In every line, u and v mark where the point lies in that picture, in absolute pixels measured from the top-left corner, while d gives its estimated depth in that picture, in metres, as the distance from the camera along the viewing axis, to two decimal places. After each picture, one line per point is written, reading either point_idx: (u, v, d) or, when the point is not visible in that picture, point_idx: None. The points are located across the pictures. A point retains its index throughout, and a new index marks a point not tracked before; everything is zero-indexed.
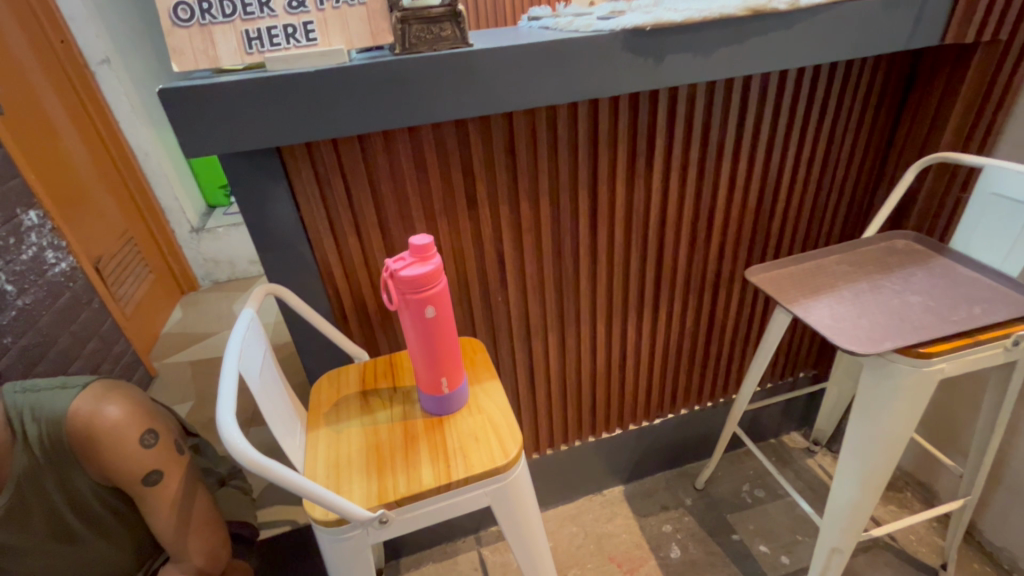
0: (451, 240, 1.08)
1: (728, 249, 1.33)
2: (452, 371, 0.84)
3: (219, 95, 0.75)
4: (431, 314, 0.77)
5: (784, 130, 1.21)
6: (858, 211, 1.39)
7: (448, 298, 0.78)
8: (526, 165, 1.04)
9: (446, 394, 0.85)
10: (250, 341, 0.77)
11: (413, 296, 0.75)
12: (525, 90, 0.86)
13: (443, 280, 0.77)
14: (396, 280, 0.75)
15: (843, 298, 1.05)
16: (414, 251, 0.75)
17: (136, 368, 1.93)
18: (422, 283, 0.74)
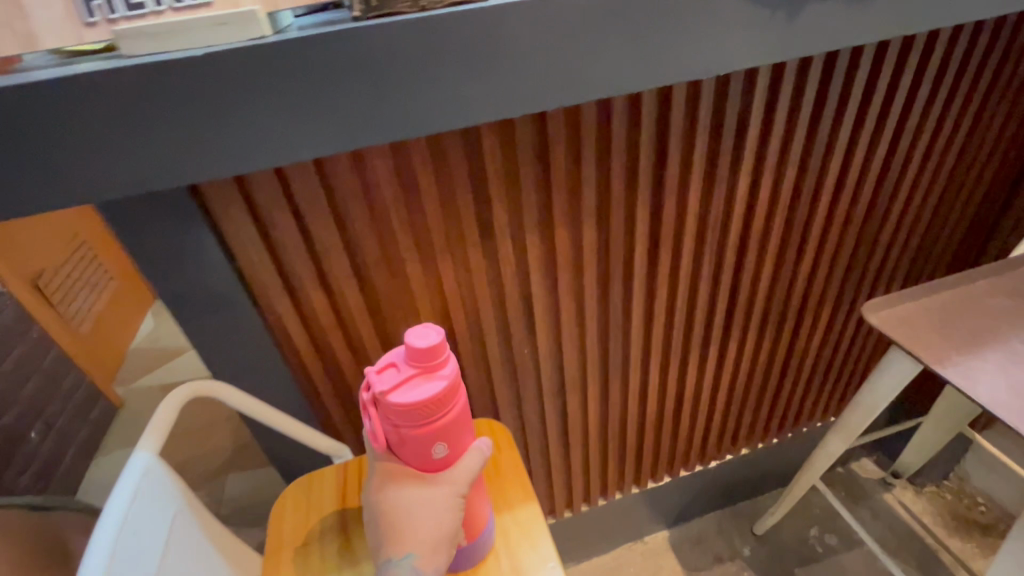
0: (458, 285, 0.77)
1: (824, 265, 1.01)
2: (473, 514, 0.61)
3: (51, 106, 0.44)
4: (442, 448, 0.55)
5: (922, 105, 0.87)
6: (992, 208, 1.07)
7: (466, 422, 0.57)
8: (565, 178, 0.71)
9: (464, 547, 0.62)
10: (139, 521, 0.49)
11: (416, 429, 0.54)
12: (579, 71, 0.53)
13: (458, 399, 0.55)
14: (387, 409, 0.52)
15: (1017, 353, 0.75)
16: (412, 362, 0.53)
17: (94, 401, 1.66)
18: (428, 410, 0.53)
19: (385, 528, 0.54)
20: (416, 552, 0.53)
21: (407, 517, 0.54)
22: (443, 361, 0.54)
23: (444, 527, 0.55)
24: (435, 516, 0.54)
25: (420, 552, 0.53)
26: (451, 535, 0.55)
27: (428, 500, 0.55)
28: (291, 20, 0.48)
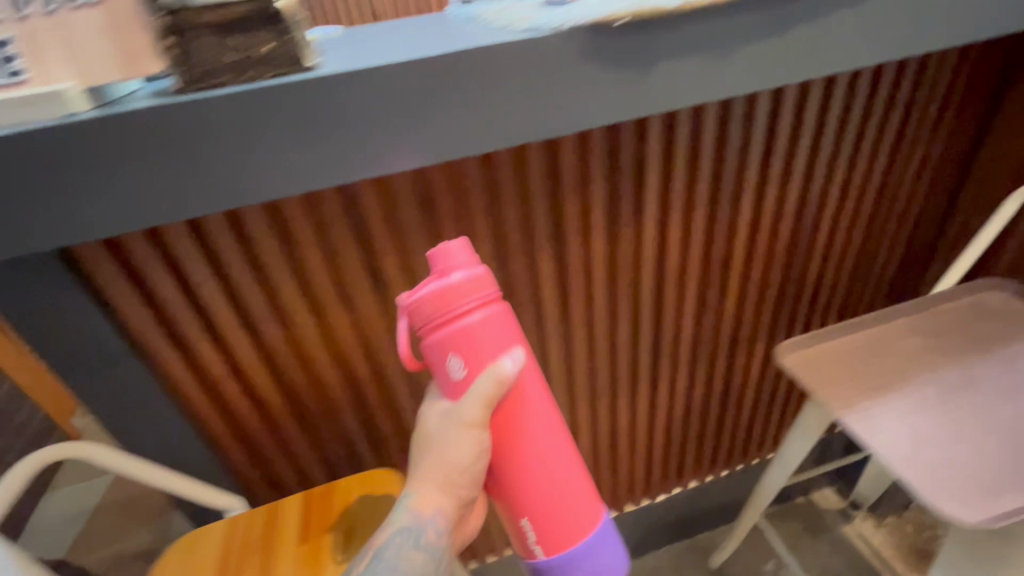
0: (355, 333, 0.76)
1: (751, 301, 0.98)
2: (544, 517, 0.60)
3: None
4: (457, 360, 0.54)
5: (831, 143, 0.84)
6: (928, 239, 1.04)
7: (501, 325, 0.55)
8: (452, 228, 0.70)
9: (543, 561, 0.62)
10: None
11: (432, 330, 0.54)
12: (419, 133, 0.50)
13: (478, 298, 0.54)
14: (406, 312, 0.54)
15: (926, 399, 0.72)
16: (438, 269, 0.55)
17: (51, 433, 1.66)
18: (435, 304, 0.53)
19: (416, 461, 0.58)
20: (416, 492, 0.56)
21: (428, 447, 0.56)
22: (460, 264, 0.54)
23: (457, 462, 0.55)
24: (444, 451, 0.55)
25: (419, 494, 0.56)
26: (461, 473, 0.56)
27: (444, 431, 0.55)
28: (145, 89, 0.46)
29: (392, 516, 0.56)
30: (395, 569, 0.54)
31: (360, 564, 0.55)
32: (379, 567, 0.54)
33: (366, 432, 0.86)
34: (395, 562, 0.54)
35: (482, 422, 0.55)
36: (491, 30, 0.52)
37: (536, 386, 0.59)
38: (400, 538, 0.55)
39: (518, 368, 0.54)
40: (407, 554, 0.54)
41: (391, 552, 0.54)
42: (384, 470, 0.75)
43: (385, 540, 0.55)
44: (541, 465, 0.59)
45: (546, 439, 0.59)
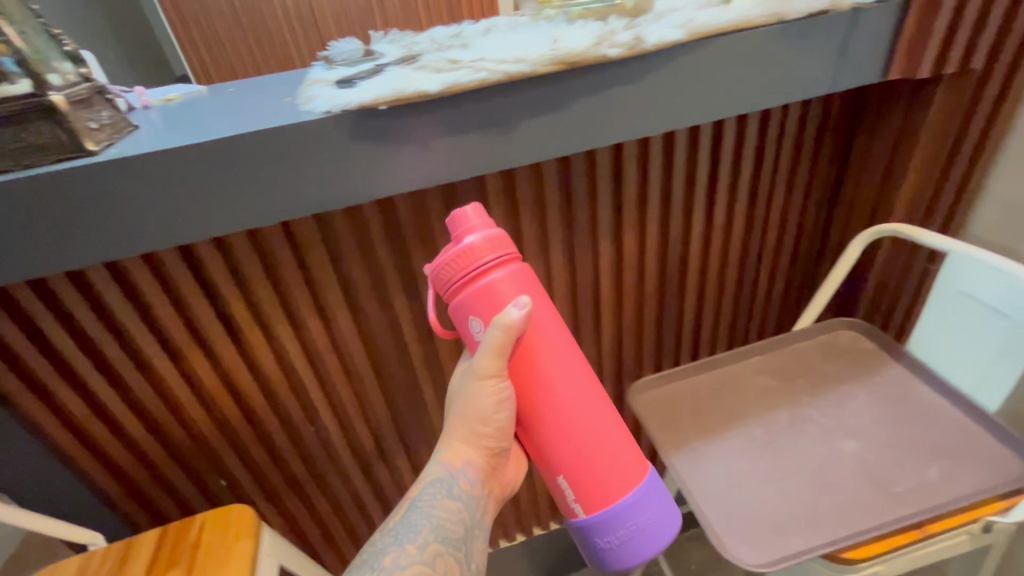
0: (217, 376, 0.80)
1: (628, 341, 1.01)
2: (576, 472, 0.60)
3: None
4: (476, 320, 0.56)
5: (683, 194, 0.87)
6: (802, 283, 1.06)
7: (522, 282, 0.57)
8: (297, 279, 0.75)
9: (584, 519, 0.61)
10: None
11: (456, 292, 0.56)
12: (213, 207, 0.55)
13: (497, 257, 0.56)
14: (433, 278, 0.57)
15: (752, 441, 0.76)
16: (454, 233, 0.57)
17: None
18: (453, 266, 0.55)
19: (453, 418, 0.61)
20: (447, 446, 0.61)
21: (453, 404, 0.61)
22: (471, 227, 0.56)
23: (481, 413, 0.59)
24: (465, 403, 0.59)
25: (448, 448, 0.61)
26: (481, 424, 0.59)
27: (464, 386, 0.59)
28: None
29: (426, 471, 0.61)
30: (436, 515, 0.57)
31: (395, 517, 0.58)
32: (415, 515, 0.57)
33: (243, 467, 0.90)
34: (429, 509, 0.57)
35: (497, 374, 0.57)
36: (282, 115, 0.56)
37: (558, 338, 0.59)
38: (432, 488, 0.58)
39: (524, 315, 0.54)
40: (441, 502, 0.58)
41: (427, 501, 0.58)
42: (240, 505, 0.79)
43: (419, 491, 0.59)
44: (567, 418, 0.59)
45: (572, 391, 0.59)
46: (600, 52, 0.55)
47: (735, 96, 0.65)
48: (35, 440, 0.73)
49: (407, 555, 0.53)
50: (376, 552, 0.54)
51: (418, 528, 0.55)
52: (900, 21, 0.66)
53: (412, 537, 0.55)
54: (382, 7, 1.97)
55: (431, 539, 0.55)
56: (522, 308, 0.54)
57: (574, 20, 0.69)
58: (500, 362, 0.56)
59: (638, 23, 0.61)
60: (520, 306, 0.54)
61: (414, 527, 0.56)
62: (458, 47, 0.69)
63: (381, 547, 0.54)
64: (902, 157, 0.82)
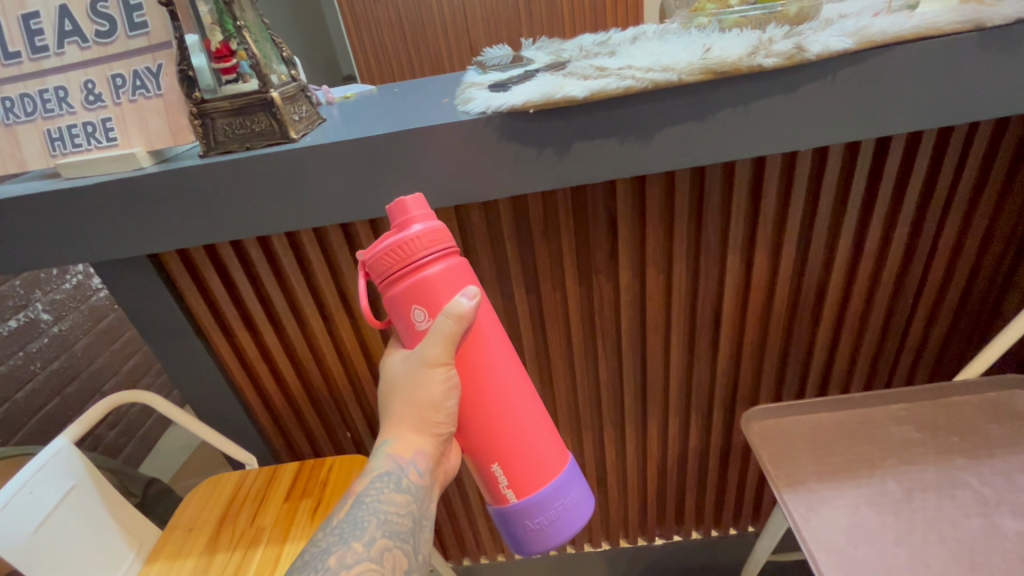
0: (353, 338, 0.91)
1: (746, 365, 0.95)
2: (512, 458, 0.60)
3: (40, 209, 0.65)
4: (418, 309, 0.56)
5: (830, 216, 0.79)
6: (969, 330, 0.91)
7: (465, 276, 0.57)
8: None
9: (513, 504, 0.61)
10: (29, 496, 0.69)
11: (397, 283, 0.55)
12: (370, 195, 0.63)
13: (438, 249, 0.56)
14: (370, 267, 0.56)
15: (883, 494, 0.68)
16: (396, 223, 0.56)
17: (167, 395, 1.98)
18: (394, 257, 0.54)
19: (397, 403, 0.59)
20: (394, 438, 0.60)
21: (394, 392, 0.59)
22: (415, 218, 0.56)
23: (428, 402, 0.57)
24: (411, 389, 0.57)
25: (396, 439, 0.59)
26: (427, 412, 0.58)
27: (408, 374, 0.57)
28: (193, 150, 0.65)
29: (373, 464, 0.59)
30: (382, 511, 0.56)
31: (340, 514, 0.56)
32: (360, 513, 0.56)
33: (365, 423, 1.01)
34: (375, 505, 0.56)
35: (445, 361, 0.56)
36: (441, 114, 0.63)
37: (495, 333, 0.60)
38: (379, 482, 0.58)
39: (474, 304, 0.55)
40: (388, 497, 0.57)
41: (374, 496, 0.57)
42: (357, 457, 0.88)
43: (366, 486, 0.58)
44: (503, 409, 0.59)
45: (512, 386, 0.60)
46: (754, 62, 0.54)
47: (906, 111, 0.58)
48: (220, 370, 0.90)
49: (352, 555, 0.52)
50: (318, 553, 0.53)
51: (363, 527, 0.54)
52: None
53: (357, 535, 0.54)
54: (530, 15, 2.06)
55: (378, 536, 0.54)
56: (472, 299, 0.55)
57: (728, 28, 0.68)
58: (444, 353, 0.56)
59: (800, 32, 0.59)
60: (469, 296, 0.54)
61: (359, 525, 0.55)
62: (605, 54, 0.71)
63: (324, 547, 0.53)
64: None
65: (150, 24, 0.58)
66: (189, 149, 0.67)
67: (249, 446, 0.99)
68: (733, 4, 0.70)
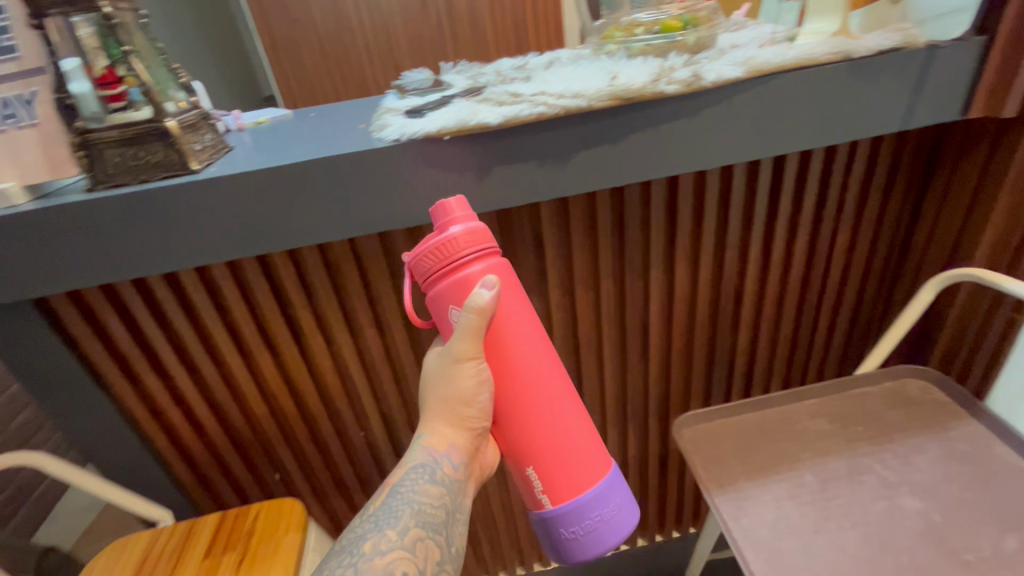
0: (278, 374, 0.86)
1: (676, 372, 0.98)
2: (549, 463, 0.59)
3: None
4: (455, 308, 0.55)
5: (740, 228, 0.85)
6: (868, 325, 1.00)
7: (505, 276, 0.56)
8: (356, 289, 0.80)
9: (550, 510, 0.60)
10: None
11: (435, 282, 0.55)
12: (287, 225, 0.61)
13: (477, 248, 0.55)
14: (411, 267, 0.56)
15: (801, 486, 0.73)
16: (438, 224, 0.56)
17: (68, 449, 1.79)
18: (434, 257, 0.54)
19: (433, 399, 0.59)
20: (429, 431, 0.59)
21: (429, 385, 0.60)
22: (454, 218, 0.55)
23: (460, 396, 0.57)
24: (442, 386, 0.57)
25: (431, 433, 0.59)
26: (459, 407, 0.58)
27: (441, 369, 0.58)
28: (77, 184, 0.59)
29: (408, 456, 0.59)
30: (416, 501, 0.55)
31: (375, 504, 0.55)
32: (395, 501, 0.55)
33: (295, 463, 0.95)
34: (409, 495, 0.55)
35: (476, 357, 0.56)
36: (357, 141, 0.62)
37: (537, 334, 0.59)
38: (414, 472, 0.57)
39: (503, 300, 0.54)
40: (422, 488, 0.56)
41: (408, 486, 0.56)
42: (288, 500, 0.83)
43: (401, 476, 0.57)
44: (543, 411, 0.58)
45: (552, 389, 0.59)
46: (657, 89, 0.57)
47: (795, 132, 0.64)
48: (124, 420, 0.82)
49: (386, 541, 0.51)
50: (353, 539, 0.52)
51: (397, 515, 0.53)
52: (984, 55, 0.63)
53: (391, 523, 0.52)
54: (454, 35, 2.08)
55: (411, 524, 0.53)
56: (491, 288, 0.53)
57: (635, 55, 0.72)
58: (469, 349, 0.56)
59: (698, 61, 0.63)
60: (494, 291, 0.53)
61: (394, 513, 0.54)
62: (520, 79, 0.72)
63: (359, 534, 0.52)
64: (984, 198, 0.76)
65: (20, 48, 0.53)
66: (73, 183, 0.61)
67: (164, 501, 0.90)
68: (638, 32, 0.75)
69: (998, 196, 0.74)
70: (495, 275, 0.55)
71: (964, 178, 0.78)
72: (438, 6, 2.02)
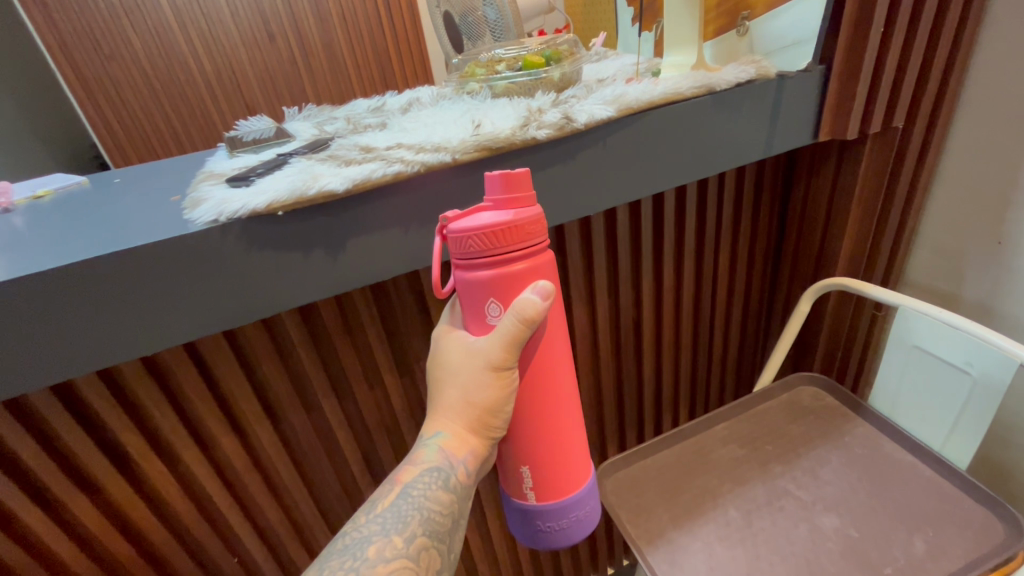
0: (103, 519, 0.64)
1: (589, 415, 0.93)
2: (540, 455, 0.52)
3: None
4: (495, 304, 0.45)
5: (631, 261, 0.82)
6: (755, 334, 1.04)
7: (553, 277, 0.47)
8: (200, 393, 0.64)
9: (531, 500, 0.53)
10: None
11: (480, 268, 0.44)
12: (60, 342, 0.44)
13: (532, 246, 0.44)
14: (451, 237, 0.44)
15: (728, 524, 0.69)
16: (498, 199, 0.43)
17: None
18: (487, 242, 0.42)
19: (454, 394, 0.49)
20: (449, 432, 0.50)
21: (450, 380, 0.50)
22: (519, 201, 0.43)
23: (487, 404, 0.48)
24: (471, 387, 0.47)
25: (451, 433, 0.49)
26: (486, 413, 0.49)
27: (469, 369, 0.48)
28: None
29: (421, 452, 0.49)
30: (428, 507, 0.46)
31: (381, 500, 0.46)
32: (406, 503, 0.46)
33: None
34: (423, 500, 0.46)
35: (510, 366, 0.47)
36: (166, 224, 0.48)
37: (562, 324, 0.51)
38: (430, 475, 0.48)
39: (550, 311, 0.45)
40: (437, 494, 0.47)
41: (422, 489, 0.47)
42: None
43: (413, 475, 0.47)
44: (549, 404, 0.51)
45: (562, 381, 0.52)
46: (528, 135, 0.51)
47: (673, 166, 0.61)
48: None
49: (393, 548, 0.43)
50: (357, 539, 0.43)
51: (407, 521, 0.45)
52: (825, 83, 0.66)
53: (400, 528, 0.44)
54: (311, 70, 1.94)
55: (419, 532, 0.45)
56: (545, 300, 0.44)
57: (500, 94, 0.66)
58: (512, 356, 0.47)
59: (566, 100, 0.58)
60: (545, 303, 0.44)
61: (402, 517, 0.45)
62: (375, 127, 0.63)
63: (363, 534, 0.43)
64: (837, 210, 0.81)
65: None
66: None
67: None
68: (500, 70, 0.70)
69: (851, 208, 0.79)
70: (548, 281, 0.45)
71: (818, 193, 0.82)
72: (286, 40, 1.86)
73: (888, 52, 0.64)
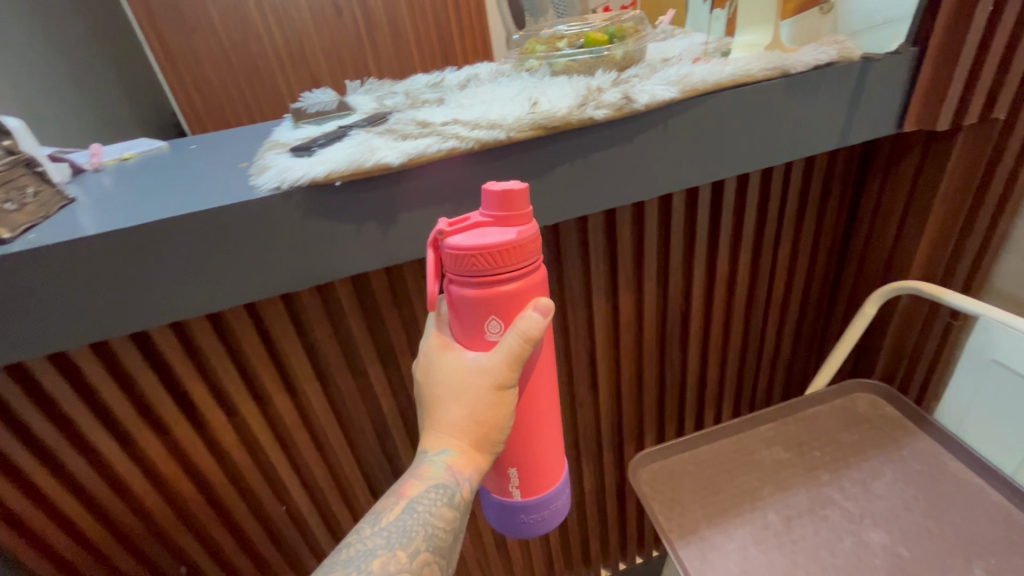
0: (168, 459, 0.70)
1: (628, 405, 0.91)
2: (528, 453, 0.53)
3: None
4: (495, 321, 0.45)
5: (683, 251, 0.79)
6: (811, 335, 0.99)
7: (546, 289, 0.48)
8: (258, 350, 0.68)
9: (514, 496, 0.55)
10: None
11: (476, 287, 0.44)
12: (129, 296, 0.47)
13: (529, 265, 0.44)
14: (449, 256, 0.43)
15: (766, 529, 0.67)
16: (498, 216, 0.43)
17: None
18: (485, 262, 0.42)
19: (455, 413, 0.47)
20: (456, 450, 0.48)
21: (447, 399, 0.48)
22: (518, 220, 0.43)
23: (493, 421, 0.48)
24: (476, 408, 0.47)
25: (459, 450, 0.47)
26: (494, 428, 0.48)
27: (472, 388, 0.47)
28: None
29: (427, 466, 0.47)
30: (433, 523, 0.45)
31: (385, 514, 0.45)
32: (410, 519, 0.45)
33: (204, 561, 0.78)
34: (428, 517, 0.45)
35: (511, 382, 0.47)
36: (234, 188, 0.51)
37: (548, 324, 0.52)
38: (436, 492, 0.46)
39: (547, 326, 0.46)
40: (442, 511, 0.46)
41: (427, 506, 0.45)
42: None
43: (419, 490, 0.46)
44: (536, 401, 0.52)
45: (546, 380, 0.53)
46: (585, 115, 0.50)
47: (735, 153, 0.58)
48: None
49: (395, 563, 0.42)
50: (361, 552, 0.43)
51: (412, 537, 0.44)
52: (916, 67, 0.60)
53: (404, 543, 0.43)
54: (374, 43, 1.96)
55: (423, 547, 0.44)
56: (546, 316, 0.46)
57: (559, 72, 0.65)
58: (515, 373, 0.47)
59: (627, 79, 0.56)
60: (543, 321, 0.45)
61: (406, 532, 0.44)
62: (432, 103, 0.64)
63: (368, 547, 0.43)
64: (916, 209, 0.75)
65: None
66: None
67: None
68: (560, 46, 0.68)
69: (933, 206, 0.72)
70: (545, 298, 0.46)
71: (897, 189, 0.76)
72: (352, 12, 1.89)
73: (996, 32, 0.58)
